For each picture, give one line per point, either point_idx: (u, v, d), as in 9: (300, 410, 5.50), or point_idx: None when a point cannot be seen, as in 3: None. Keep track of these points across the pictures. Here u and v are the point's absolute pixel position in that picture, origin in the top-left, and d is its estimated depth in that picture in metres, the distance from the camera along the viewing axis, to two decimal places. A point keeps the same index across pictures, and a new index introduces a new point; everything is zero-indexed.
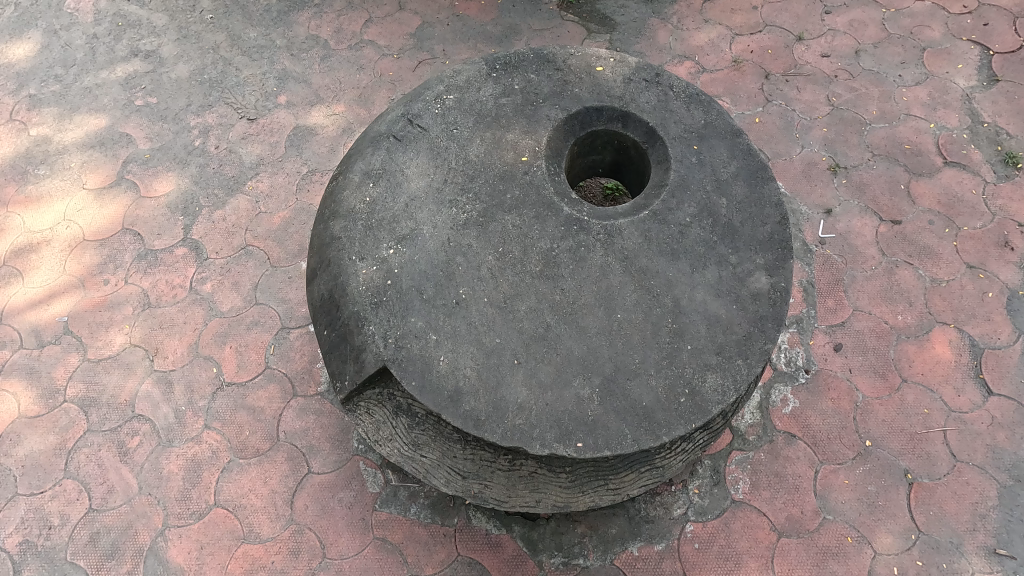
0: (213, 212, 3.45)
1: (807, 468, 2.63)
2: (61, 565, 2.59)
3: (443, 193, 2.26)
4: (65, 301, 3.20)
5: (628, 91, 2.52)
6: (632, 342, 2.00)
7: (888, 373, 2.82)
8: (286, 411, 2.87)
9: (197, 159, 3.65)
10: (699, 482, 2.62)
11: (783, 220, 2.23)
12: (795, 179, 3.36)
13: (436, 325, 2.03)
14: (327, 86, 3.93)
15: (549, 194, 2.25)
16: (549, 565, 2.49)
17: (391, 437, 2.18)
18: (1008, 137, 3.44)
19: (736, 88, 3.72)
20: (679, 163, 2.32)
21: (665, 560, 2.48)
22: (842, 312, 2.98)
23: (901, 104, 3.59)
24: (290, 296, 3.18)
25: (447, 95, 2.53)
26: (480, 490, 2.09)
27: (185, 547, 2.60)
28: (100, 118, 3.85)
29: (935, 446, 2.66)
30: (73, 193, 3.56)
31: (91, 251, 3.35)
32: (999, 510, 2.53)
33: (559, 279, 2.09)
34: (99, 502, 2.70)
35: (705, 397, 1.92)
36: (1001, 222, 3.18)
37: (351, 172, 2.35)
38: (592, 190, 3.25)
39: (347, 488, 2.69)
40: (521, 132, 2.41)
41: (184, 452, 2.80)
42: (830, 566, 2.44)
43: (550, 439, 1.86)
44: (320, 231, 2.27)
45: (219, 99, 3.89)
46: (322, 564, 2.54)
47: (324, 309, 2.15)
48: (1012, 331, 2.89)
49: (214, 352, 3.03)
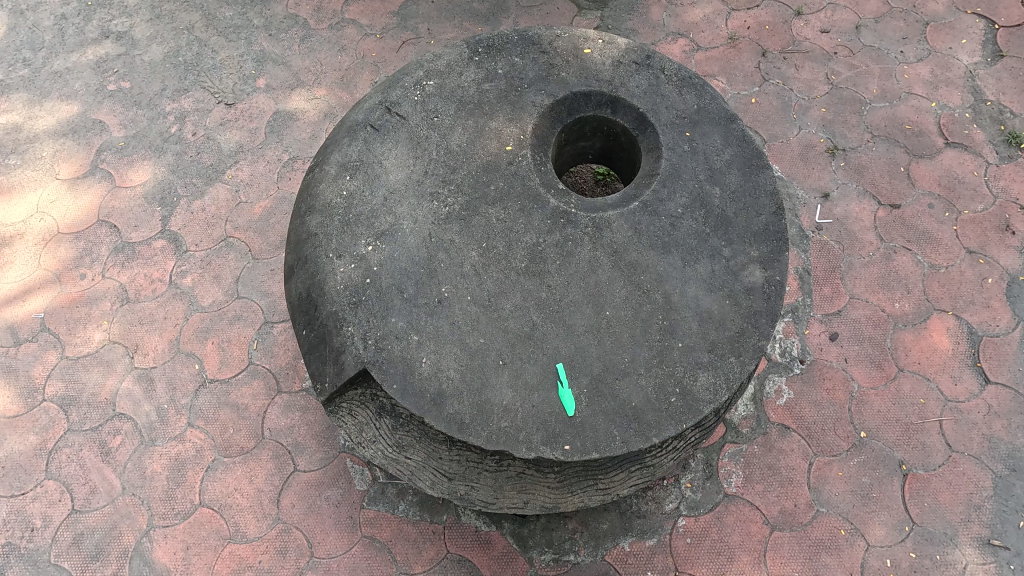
0: (192, 202, 3.34)
1: (801, 460, 2.59)
2: (46, 567, 2.55)
3: (423, 186, 2.16)
4: (41, 297, 3.11)
5: (617, 75, 2.40)
6: (621, 340, 1.93)
7: (884, 362, 2.77)
8: (271, 408, 2.81)
9: (174, 147, 3.52)
10: (691, 476, 2.58)
11: (778, 211, 2.14)
12: (792, 162, 3.26)
13: (418, 325, 1.96)
14: (308, 69, 3.78)
15: (535, 185, 2.16)
16: (539, 562, 2.46)
17: (373, 438, 2.07)
18: (1011, 116, 3.33)
19: (732, 66, 3.59)
20: (670, 151, 2.22)
21: (657, 555, 2.45)
22: (839, 300, 2.91)
23: (902, 82, 3.46)
24: (273, 290, 3.09)
25: (427, 81, 2.41)
26: (467, 492, 2.00)
27: (171, 548, 2.57)
28: (71, 104, 3.70)
29: (930, 436, 2.62)
30: (45, 184, 3.43)
31: (67, 244, 3.24)
32: (994, 501, 2.50)
33: (545, 275, 2.01)
34: (82, 503, 2.65)
35: (697, 396, 1.86)
36: (1003, 205, 3.09)
37: (327, 164, 2.24)
38: (583, 176, 3.15)
39: (335, 486, 2.64)
40: (505, 119, 2.30)
41: (168, 451, 2.74)
42: (823, 559, 2.42)
43: (537, 442, 1.80)
44: (296, 226, 2.16)
45: (195, 83, 3.74)
46: (310, 563, 2.51)
47: (300, 308, 2.05)
48: (1011, 317, 2.84)
49: (196, 348, 2.95)
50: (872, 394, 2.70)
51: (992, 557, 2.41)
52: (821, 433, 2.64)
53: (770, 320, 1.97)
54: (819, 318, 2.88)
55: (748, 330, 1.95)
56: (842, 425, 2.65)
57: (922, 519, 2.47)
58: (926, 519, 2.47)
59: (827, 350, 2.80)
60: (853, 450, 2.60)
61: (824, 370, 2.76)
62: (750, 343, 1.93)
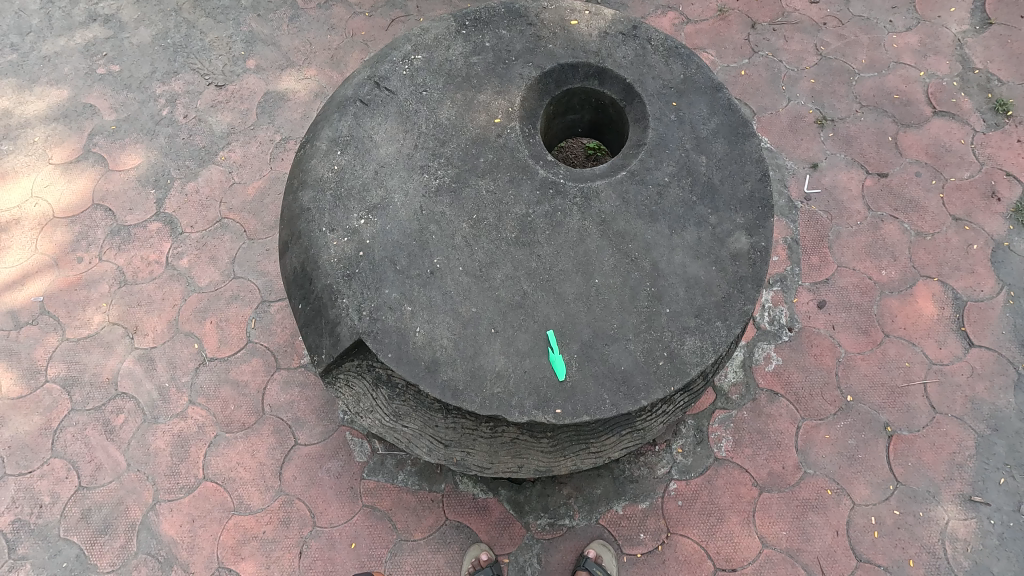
0: (186, 184, 3.36)
1: (789, 424, 2.66)
2: (56, 541, 2.62)
3: (414, 160, 2.19)
4: (40, 281, 3.14)
5: (605, 46, 2.42)
6: (610, 307, 1.97)
7: (870, 328, 2.82)
8: (270, 385, 2.86)
9: (166, 129, 3.53)
10: (683, 442, 2.64)
11: (764, 177, 2.18)
12: (781, 134, 3.29)
13: (412, 296, 2.00)
14: (297, 49, 3.76)
15: (523, 157, 2.19)
16: (536, 527, 2.55)
17: (371, 408, 2.09)
18: (999, 84, 3.35)
19: (722, 39, 3.59)
20: (657, 121, 2.25)
21: (649, 518, 2.53)
22: (827, 269, 2.95)
23: (891, 52, 3.47)
24: (269, 269, 3.12)
25: (415, 55, 2.42)
26: (463, 458, 2.03)
27: (177, 520, 2.63)
28: (61, 88, 3.70)
29: (915, 399, 2.68)
30: (38, 169, 3.45)
31: (62, 228, 3.27)
32: (976, 460, 2.57)
33: (535, 245, 2.05)
34: (88, 480, 2.72)
35: (684, 359, 1.91)
36: (989, 171, 3.13)
37: (318, 140, 2.27)
38: (574, 151, 3.24)
39: (335, 458, 2.70)
40: (493, 92, 2.32)
41: (170, 428, 2.80)
42: (810, 518, 2.50)
43: (529, 406, 1.85)
44: (290, 202, 2.19)
45: (185, 65, 3.73)
46: (313, 532, 2.59)
47: (296, 282, 2.09)
48: (995, 282, 2.89)
49: (195, 328, 3.00)
50: (859, 359, 2.76)
51: (973, 513, 2.49)
52: (809, 398, 2.70)
53: (755, 284, 2.01)
54: (807, 287, 2.93)
55: (734, 295, 1.99)
56: (829, 390, 2.71)
57: (906, 478, 2.55)
58: (909, 478, 2.55)
59: (815, 317, 2.86)
60: (839, 414, 2.67)
61: (812, 337, 2.82)
62: (736, 308, 1.98)
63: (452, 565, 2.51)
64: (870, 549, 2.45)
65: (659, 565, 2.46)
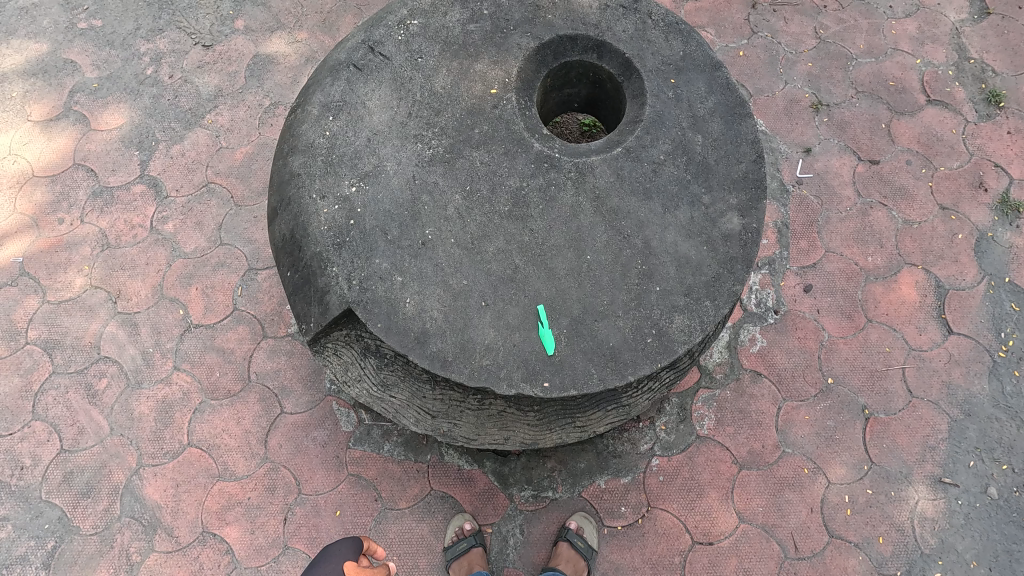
0: (171, 146, 3.28)
1: (771, 405, 2.71)
2: (38, 504, 2.61)
3: (407, 129, 2.15)
4: (18, 242, 3.07)
5: (604, 19, 2.37)
6: (600, 283, 1.98)
7: (854, 313, 2.87)
8: (256, 353, 2.85)
9: (150, 89, 3.42)
10: (666, 419, 2.69)
11: (758, 159, 2.17)
12: (777, 117, 3.28)
13: (403, 267, 1.98)
14: (288, 11, 3.65)
15: (519, 129, 2.16)
16: (519, 499, 2.59)
17: (359, 378, 2.09)
18: (993, 75, 3.35)
19: (721, 18, 3.56)
20: (654, 98, 2.23)
21: (631, 492, 2.59)
22: (814, 254, 2.98)
23: (889, 38, 3.46)
24: (256, 236, 3.08)
25: (411, 20, 2.37)
26: (450, 429, 2.04)
27: (162, 485, 2.63)
28: (40, 43, 3.56)
29: (893, 383, 2.75)
30: (17, 126, 3.34)
31: (43, 188, 3.18)
32: (947, 443, 2.65)
33: (528, 219, 2.04)
34: (70, 443, 2.70)
35: (672, 337, 1.92)
36: (978, 162, 3.16)
37: (309, 104, 2.21)
38: (569, 126, 3.24)
39: (321, 428, 2.71)
40: (490, 62, 2.28)
41: (154, 393, 2.78)
42: (786, 495, 2.57)
43: (518, 379, 1.86)
44: (280, 168, 2.15)
45: (170, 22, 3.61)
46: (298, 499, 2.60)
47: (285, 250, 2.06)
48: (977, 272, 2.94)
49: (180, 294, 2.96)
50: (841, 342, 2.82)
51: (942, 494, 2.57)
52: (791, 379, 2.75)
53: (745, 266, 2.02)
54: (794, 270, 2.96)
55: (723, 275, 2.00)
56: (811, 372, 2.76)
57: (880, 458, 2.63)
58: (883, 458, 2.63)
59: (800, 301, 2.90)
60: (820, 395, 2.72)
61: (797, 320, 2.86)
62: (725, 288, 1.99)
63: (436, 534, 2.54)
64: (841, 526, 2.53)
65: (638, 537, 2.53)
